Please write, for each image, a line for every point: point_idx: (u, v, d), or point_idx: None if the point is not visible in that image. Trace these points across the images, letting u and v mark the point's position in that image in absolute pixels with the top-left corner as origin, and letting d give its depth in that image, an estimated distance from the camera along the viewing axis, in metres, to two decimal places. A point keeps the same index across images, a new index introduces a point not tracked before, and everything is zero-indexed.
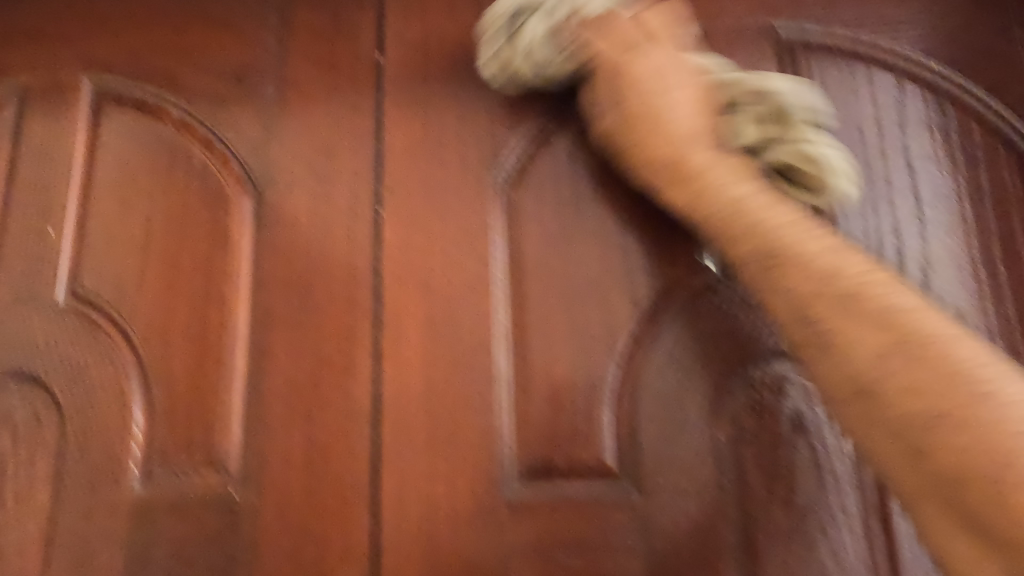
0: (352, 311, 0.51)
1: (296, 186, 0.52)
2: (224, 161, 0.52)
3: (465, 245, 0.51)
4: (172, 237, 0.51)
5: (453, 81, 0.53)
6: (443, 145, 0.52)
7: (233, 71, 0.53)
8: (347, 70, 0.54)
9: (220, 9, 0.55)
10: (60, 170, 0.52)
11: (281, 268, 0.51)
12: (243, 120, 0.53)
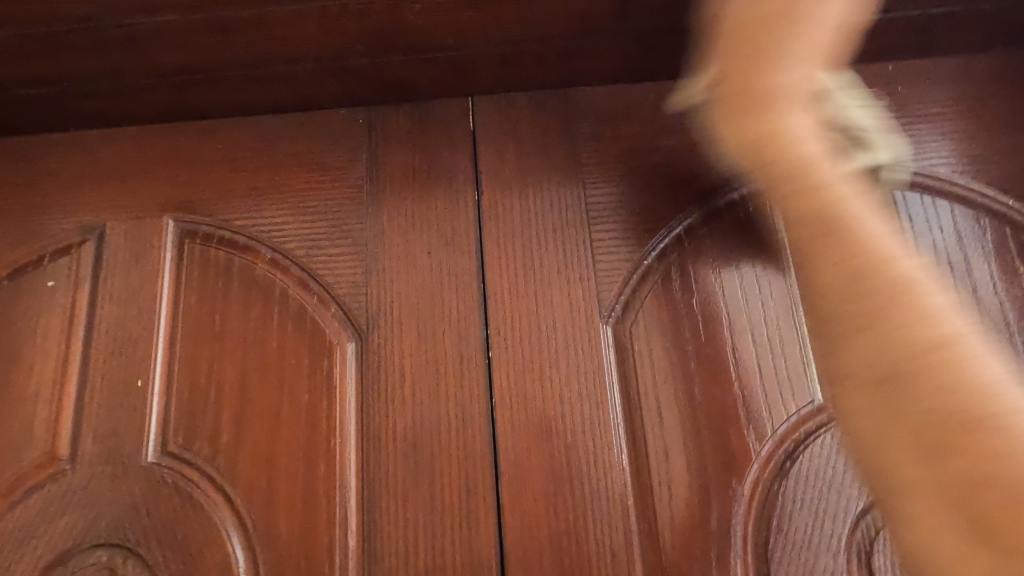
0: (466, 458, 0.45)
1: (400, 322, 0.48)
2: (323, 300, 0.49)
3: (586, 381, 0.46)
4: (272, 384, 0.47)
5: (551, 204, 0.50)
6: (553, 273, 0.49)
7: (328, 205, 0.51)
8: (444, 196, 0.51)
9: (309, 139, 0.53)
10: (149, 314, 0.49)
11: (386, 413, 0.46)
12: (340, 255, 0.50)
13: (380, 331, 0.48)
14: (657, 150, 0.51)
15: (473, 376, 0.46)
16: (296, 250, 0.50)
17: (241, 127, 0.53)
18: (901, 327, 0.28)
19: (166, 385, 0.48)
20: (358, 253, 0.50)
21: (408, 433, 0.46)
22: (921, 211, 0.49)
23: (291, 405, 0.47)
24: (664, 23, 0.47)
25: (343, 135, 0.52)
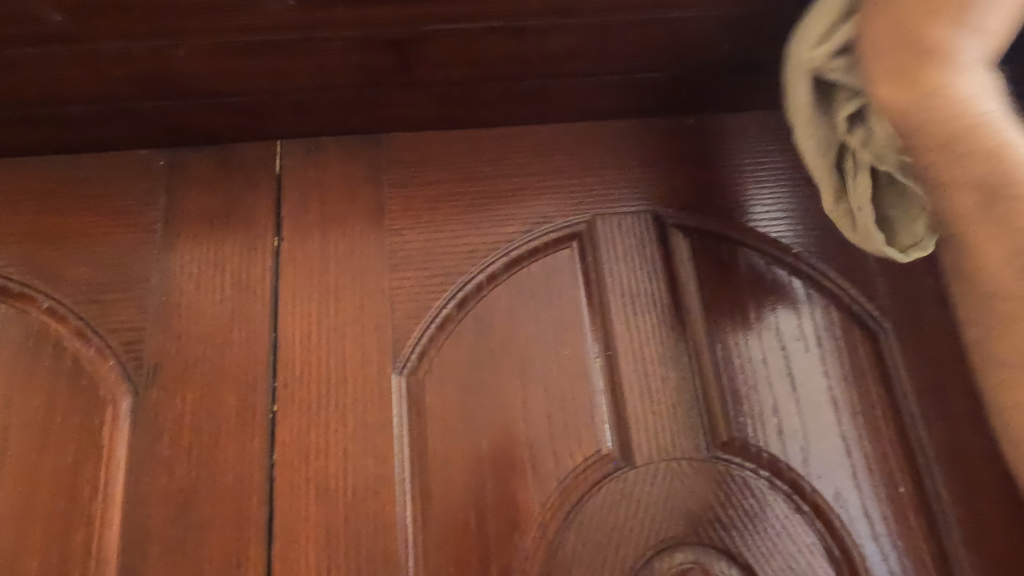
0: (240, 524, 0.42)
1: (182, 377, 0.46)
2: (99, 354, 0.46)
3: (373, 438, 0.44)
4: (32, 447, 0.44)
5: (354, 252, 0.49)
6: (348, 322, 0.47)
7: (116, 253, 0.49)
8: (241, 245, 0.49)
9: (100, 184, 0.50)
10: None
11: (157, 478, 0.43)
12: (124, 306, 0.47)
13: (158, 386, 0.45)
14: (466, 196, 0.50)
15: (252, 433, 0.44)
16: (74, 301, 0.47)
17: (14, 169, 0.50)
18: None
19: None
20: (143, 302, 0.47)
21: (177, 496, 0.43)
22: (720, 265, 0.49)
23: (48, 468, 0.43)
24: (451, 75, 0.46)
25: (137, 176, 0.50)
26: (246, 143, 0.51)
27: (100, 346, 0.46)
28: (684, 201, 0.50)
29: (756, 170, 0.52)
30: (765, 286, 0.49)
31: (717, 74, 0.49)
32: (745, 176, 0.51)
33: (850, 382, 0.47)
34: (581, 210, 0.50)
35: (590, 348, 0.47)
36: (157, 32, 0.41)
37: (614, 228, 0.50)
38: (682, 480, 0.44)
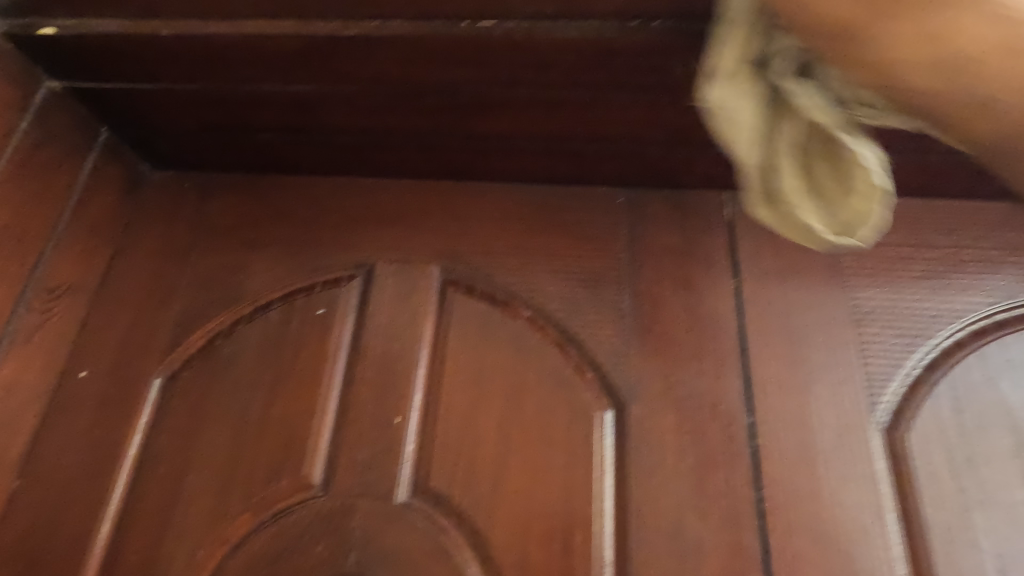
0: (529, 555, 0.63)
1: (441, 519, 0.66)
2: (435, 518, 0.66)
3: (590, 540, 0.64)
4: (345, 488, 0.68)
5: (564, 545, 0.64)
6: (533, 540, 0.64)
7: (364, 486, 0.67)
8: (422, 533, 0.65)
9: (389, 380, 0.73)
10: (319, 371, 0.75)
11: (417, 553, 0.64)
12: (449, 459, 0.68)
13: (457, 513, 0.66)
14: (551, 493, 0.66)
15: (553, 511, 0.65)
16: (385, 362, 0.75)
17: (295, 200, 0.86)
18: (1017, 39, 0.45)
19: (125, 517, 0.67)
20: (435, 518, 0.66)
21: (424, 542, 0.65)
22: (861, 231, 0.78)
23: (313, 551, 0.64)
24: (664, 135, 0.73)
25: (382, 406, 0.72)
26: (562, 230, 0.81)
27: (420, 499, 0.67)
28: (576, 276, 0.79)
29: (586, 229, 0.82)
30: None
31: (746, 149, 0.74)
32: (576, 226, 0.82)
33: None
34: (574, 259, 0.80)
35: (671, 541, 0.63)
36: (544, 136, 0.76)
37: (652, 341, 0.74)
38: None
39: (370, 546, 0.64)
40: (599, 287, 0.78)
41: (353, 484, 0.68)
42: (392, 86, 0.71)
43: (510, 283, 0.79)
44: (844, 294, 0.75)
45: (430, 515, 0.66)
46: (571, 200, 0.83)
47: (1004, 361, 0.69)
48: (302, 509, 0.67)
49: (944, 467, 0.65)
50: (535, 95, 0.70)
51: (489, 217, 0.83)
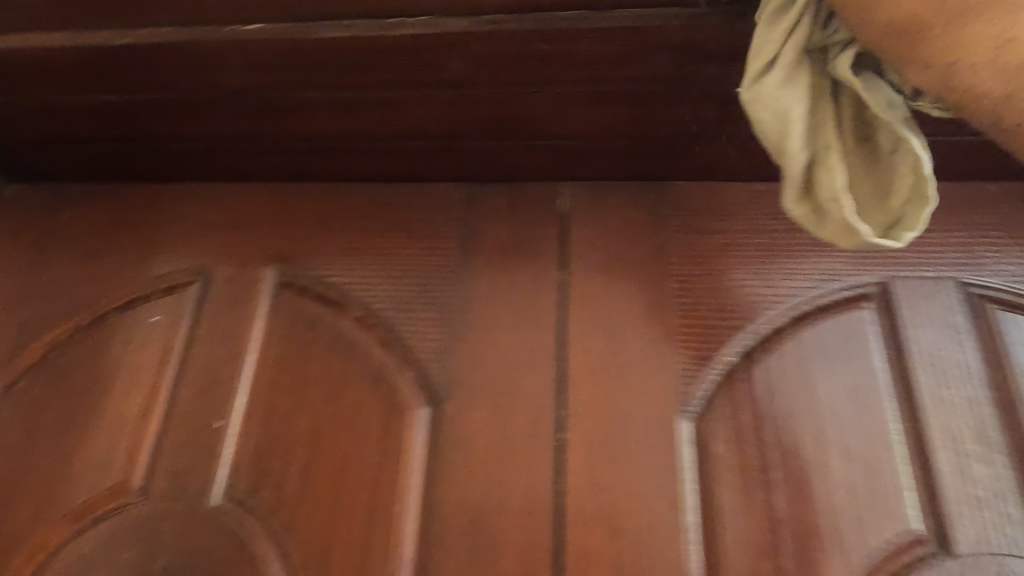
0: (329, 551, 0.66)
1: (249, 518, 0.68)
2: (243, 518, 0.68)
3: (388, 534, 0.66)
4: (162, 492, 0.70)
5: (362, 541, 0.66)
6: (334, 536, 0.67)
7: (180, 489, 0.70)
8: (230, 532, 0.68)
9: (216, 386, 0.76)
10: (149, 378, 0.77)
11: (223, 551, 0.67)
12: (265, 461, 0.71)
13: (265, 512, 0.69)
14: (357, 489, 0.69)
15: (356, 509, 0.68)
16: (214, 368, 0.77)
17: (142, 208, 0.88)
18: None
19: None
20: (243, 517, 0.68)
21: (232, 541, 0.67)
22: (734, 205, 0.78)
23: (125, 551, 0.67)
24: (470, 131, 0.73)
25: (207, 411, 0.75)
26: (397, 228, 0.82)
27: (232, 499, 0.70)
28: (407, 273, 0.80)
29: (420, 226, 0.82)
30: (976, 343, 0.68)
31: (561, 142, 0.75)
32: (409, 224, 0.83)
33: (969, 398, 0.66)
34: (404, 257, 0.81)
35: (466, 534, 0.65)
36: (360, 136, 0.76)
37: (472, 336, 0.75)
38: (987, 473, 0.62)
39: (178, 546, 0.67)
40: (429, 286, 0.79)
41: (170, 486, 0.71)
42: (190, 93, 0.71)
43: (343, 284, 0.81)
44: (669, 283, 0.75)
45: (240, 514, 0.69)
46: (406, 198, 0.84)
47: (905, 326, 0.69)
48: (121, 512, 0.70)
49: (743, 454, 0.66)
50: (329, 98, 0.69)
51: (326, 218, 0.84)
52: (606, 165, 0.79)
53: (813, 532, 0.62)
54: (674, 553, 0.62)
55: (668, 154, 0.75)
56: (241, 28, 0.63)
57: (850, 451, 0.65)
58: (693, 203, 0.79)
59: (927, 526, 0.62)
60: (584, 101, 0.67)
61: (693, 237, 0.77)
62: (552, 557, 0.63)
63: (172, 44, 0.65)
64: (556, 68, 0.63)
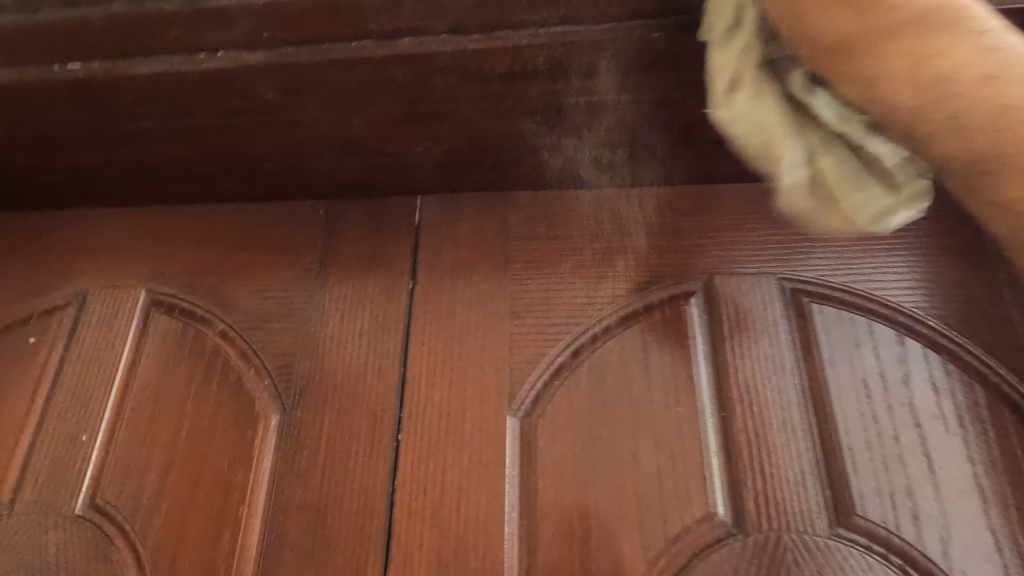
0: (178, 552, 0.71)
1: (107, 525, 0.73)
2: (103, 524, 0.73)
3: (234, 533, 0.71)
4: (27, 504, 0.75)
5: (209, 542, 0.71)
6: (185, 538, 0.72)
7: (45, 500, 0.75)
8: (88, 538, 0.73)
9: (85, 400, 0.80)
10: (23, 395, 0.82)
11: (80, 556, 0.72)
12: (127, 470, 0.76)
13: (123, 518, 0.74)
14: (209, 493, 0.74)
15: (206, 512, 0.73)
16: (84, 382, 0.81)
17: (22, 232, 0.92)
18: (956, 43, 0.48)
19: None
20: (102, 524, 0.73)
21: (89, 546, 0.72)
22: (589, 204, 0.83)
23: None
24: (310, 151, 0.78)
25: (75, 424, 0.79)
26: (264, 242, 0.87)
27: (93, 508, 0.74)
28: (271, 283, 0.85)
29: (284, 241, 0.87)
30: (815, 328, 0.74)
31: (400, 159, 0.79)
32: (275, 240, 0.87)
33: (788, 381, 0.71)
34: (267, 272, 0.85)
35: (305, 530, 0.70)
36: (211, 159, 0.81)
37: (325, 344, 0.80)
38: (792, 453, 0.68)
39: (38, 554, 0.72)
40: (290, 301, 0.83)
41: (35, 498, 0.75)
42: (40, 126, 0.76)
43: (209, 299, 0.85)
44: (509, 288, 0.80)
45: (99, 521, 0.74)
46: (272, 215, 0.89)
47: (743, 312, 0.75)
48: None
49: (562, 445, 0.71)
50: (167, 127, 0.74)
51: (198, 237, 0.89)
52: (451, 177, 0.83)
53: (620, 516, 0.68)
54: (492, 542, 0.67)
55: (503, 165, 0.80)
56: (65, 69, 0.67)
57: (662, 440, 0.70)
58: (537, 211, 0.83)
59: (727, 508, 0.67)
60: (400, 121, 0.72)
61: (534, 243, 0.82)
62: (380, 547, 0.68)
63: (5, 85, 0.69)
64: (361, 92, 0.67)
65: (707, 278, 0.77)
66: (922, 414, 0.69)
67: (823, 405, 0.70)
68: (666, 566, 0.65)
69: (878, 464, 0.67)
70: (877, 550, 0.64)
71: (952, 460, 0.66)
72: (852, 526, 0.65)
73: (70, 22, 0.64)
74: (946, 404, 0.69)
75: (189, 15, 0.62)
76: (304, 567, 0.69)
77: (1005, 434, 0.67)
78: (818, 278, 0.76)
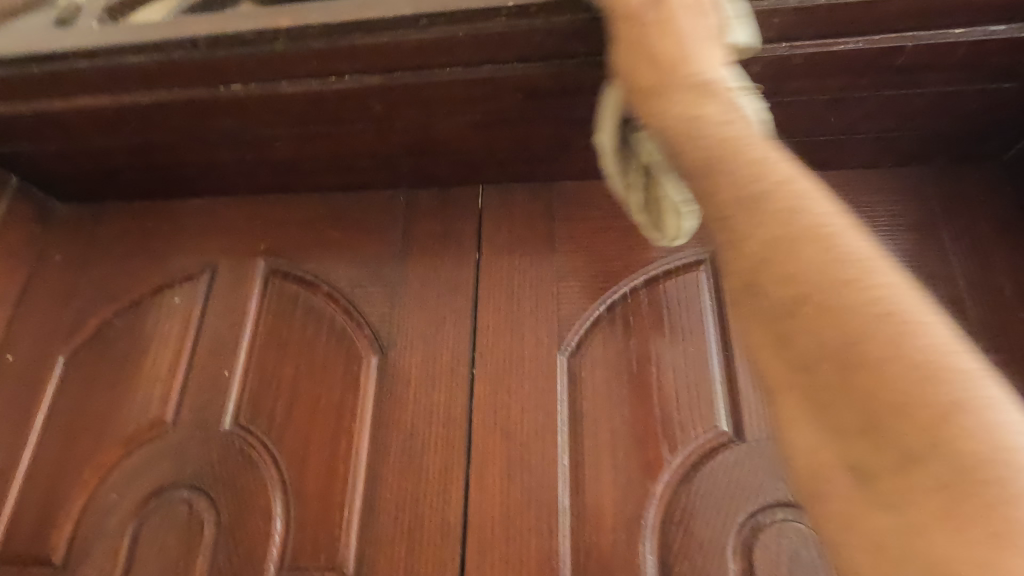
0: (304, 455, 0.93)
1: (248, 436, 0.96)
2: (245, 433, 0.96)
3: (347, 441, 0.93)
4: (186, 422, 0.98)
5: (328, 448, 0.93)
6: (310, 445, 0.94)
7: (200, 418, 0.98)
8: (235, 445, 0.95)
9: (223, 346, 1.03)
10: (175, 343, 1.05)
11: (229, 457, 0.94)
12: (260, 398, 0.98)
13: (260, 431, 0.96)
14: (326, 414, 0.96)
15: (324, 426, 0.95)
16: (222, 332, 1.04)
17: (163, 217, 1.15)
18: (813, 258, 0.52)
19: (41, 450, 1.00)
20: (243, 434, 0.96)
21: (235, 450, 0.95)
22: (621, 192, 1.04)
23: (161, 463, 0.95)
24: (402, 150, 1.00)
25: (219, 363, 1.02)
26: (358, 222, 1.09)
27: (237, 424, 0.97)
28: (366, 254, 1.07)
29: (375, 221, 1.09)
30: None
31: (472, 156, 1.01)
32: (368, 221, 1.09)
33: None
34: (362, 246, 1.07)
35: (403, 437, 0.92)
36: (323, 157, 1.03)
37: (413, 301, 1.02)
38: None
39: (197, 455, 0.95)
40: (381, 270, 1.05)
41: (192, 418, 0.98)
42: (194, 133, 0.98)
43: (315, 267, 1.07)
44: (557, 258, 1.01)
45: (242, 432, 0.96)
46: (364, 202, 1.11)
47: None
48: (159, 436, 0.98)
49: (600, 376, 0.92)
50: (295, 131, 0.96)
51: (304, 218, 1.11)
52: (508, 171, 1.04)
53: (647, 428, 0.87)
54: (548, 446, 0.88)
55: (553, 160, 1.01)
56: (228, 89, 0.89)
57: (680, 374, 0.90)
58: (578, 199, 1.04)
59: (729, 423, 0.87)
60: (475, 126, 0.93)
61: (575, 223, 1.03)
62: (461, 451, 0.89)
63: (176, 102, 0.91)
64: (450, 105, 0.89)
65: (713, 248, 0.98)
66: None
67: None
68: (682, 465, 0.85)
69: None
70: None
71: None
72: None
73: (238, 56, 0.85)
74: None
75: (327, 50, 0.83)
76: (402, 463, 0.90)
77: None
78: None
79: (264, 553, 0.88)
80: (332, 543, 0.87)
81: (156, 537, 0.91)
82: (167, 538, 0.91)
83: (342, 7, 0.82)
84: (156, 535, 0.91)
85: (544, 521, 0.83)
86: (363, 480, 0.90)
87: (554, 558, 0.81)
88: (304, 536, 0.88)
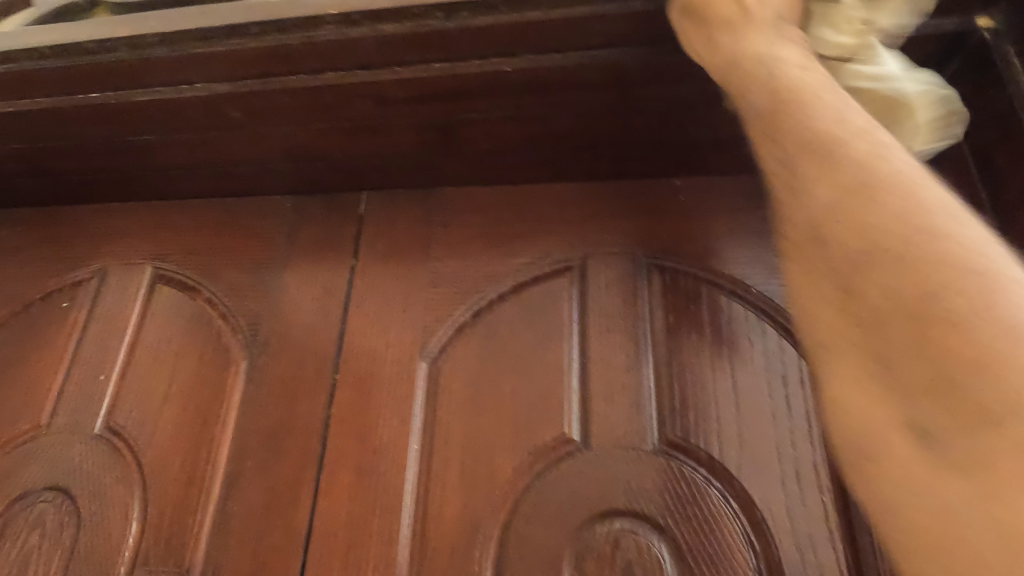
0: (166, 460, 0.94)
1: (115, 441, 0.97)
2: (113, 437, 0.97)
3: (208, 446, 0.94)
4: (58, 426, 0.99)
5: (189, 453, 0.94)
6: (173, 449, 0.94)
7: (73, 420, 0.99)
8: (101, 448, 0.96)
9: (102, 350, 1.04)
10: (57, 347, 1.06)
11: (94, 461, 0.95)
12: (132, 402, 0.99)
13: (128, 436, 0.97)
14: (192, 419, 0.96)
15: (189, 431, 0.95)
16: (101, 337, 1.05)
17: (59, 222, 1.16)
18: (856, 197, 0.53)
19: None
20: (112, 438, 0.97)
21: (102, 453, 0.96)
22: (497, 198, 1.04)
23: (31, 465, 0.96)
24: (273, 157, 1.00)
25: (96, 367, 1.03)
26: (243, 228, 1.10)
27: (107, 427, 0.98)
28: (247, 259, 1.07)
29: (259, 228, 1.09)
30: (660, 295, 0.93)
31: (343, 163, 1.01)
32: (252, 228, 1.10)
33: (634, 334, 0.90)
34: (244, 251, 1.08)
35: (261, 443, 0.92)
36: (199, 164, 1.04)
37: (286, 307, 1.02)
38: (631, 389, 0.87)
39: (64, 458, 0.96)
40: (260, 275, 1.06)
41: (65, 421, 0.99)
42: (69, 141, 1.00)
43: (198, 272, 1.08)
44: (429, 264, 1.01)
45: (111, 436, 0.97)
46: (250, 207, 1.12)
47: (603, 280, 0.94)
48: (32, 437, 0.99)
49: (458, 383, 0.91)
50: (163, 139, 0.97)
51: (192, 224, 1.12)
52: (385, 177, 1.04)
53: (497, 436, 0.87)
54: (399, 453, 0.88)
55: (425, 166, 1.01)
56: (87, 97, 0.91)
57: (535, 380, 0.90)
58: (455, 204, 1.04)
59: (579, 431, 0.86)
60: (335, 133, 0.94)
61: (450, 229, 1.03)
62: (315, 456, 0.90)
63: (41, 110, 0.93)
64: (303, 112, 0.90)
65: (580, 254, 0.97)
66: (736, 359, 0.87)
67: (659, 352, 0.89)
68: (526, 470, 0.85)
69: (697, 398, 0.85)
70: (688, 462, 0.82)
71: (755, 396, 0.84)
72: (669, 443, 0.83)
73: (89, 64, 0.87)
74: (756, 353, 0.87)
75: (172, 59, 0.84)
76: (257, 469, 0.90)
77: (800, 378, 0.85)
78: (668, 254, 0.95)
79: (116, 556, 0.88)
80: (182, 547, 0.87)
81: (18, 539, 0.92)
82: (28, 541, 0.92)
83: (183, 17, 0.83)
84: (17, 537, 0.92)
85: (386, 527, 0.84)
86: (218, 485, 0.90)
87: (391, 564, 0.81)
88: (156, 539, 0.88)
